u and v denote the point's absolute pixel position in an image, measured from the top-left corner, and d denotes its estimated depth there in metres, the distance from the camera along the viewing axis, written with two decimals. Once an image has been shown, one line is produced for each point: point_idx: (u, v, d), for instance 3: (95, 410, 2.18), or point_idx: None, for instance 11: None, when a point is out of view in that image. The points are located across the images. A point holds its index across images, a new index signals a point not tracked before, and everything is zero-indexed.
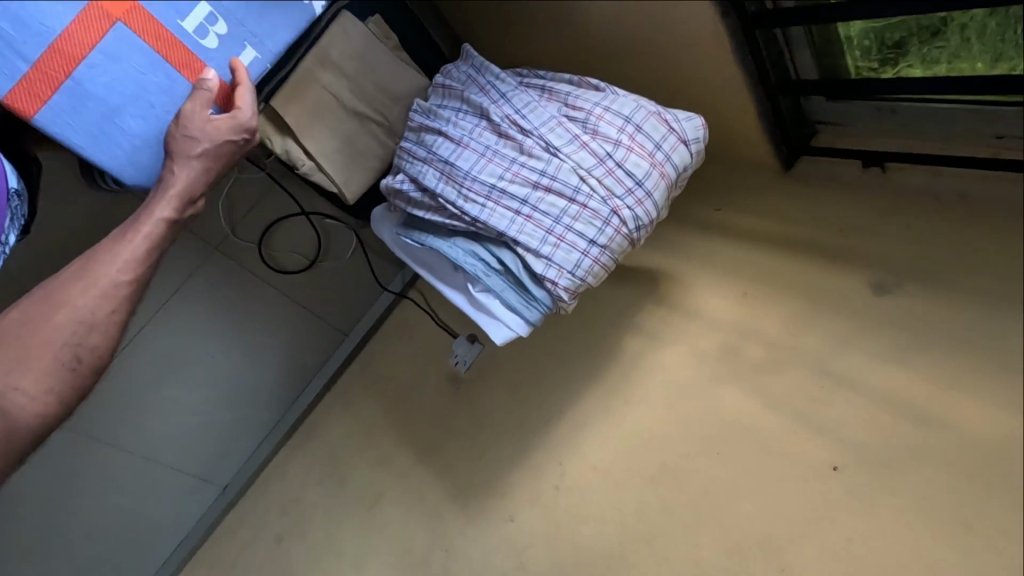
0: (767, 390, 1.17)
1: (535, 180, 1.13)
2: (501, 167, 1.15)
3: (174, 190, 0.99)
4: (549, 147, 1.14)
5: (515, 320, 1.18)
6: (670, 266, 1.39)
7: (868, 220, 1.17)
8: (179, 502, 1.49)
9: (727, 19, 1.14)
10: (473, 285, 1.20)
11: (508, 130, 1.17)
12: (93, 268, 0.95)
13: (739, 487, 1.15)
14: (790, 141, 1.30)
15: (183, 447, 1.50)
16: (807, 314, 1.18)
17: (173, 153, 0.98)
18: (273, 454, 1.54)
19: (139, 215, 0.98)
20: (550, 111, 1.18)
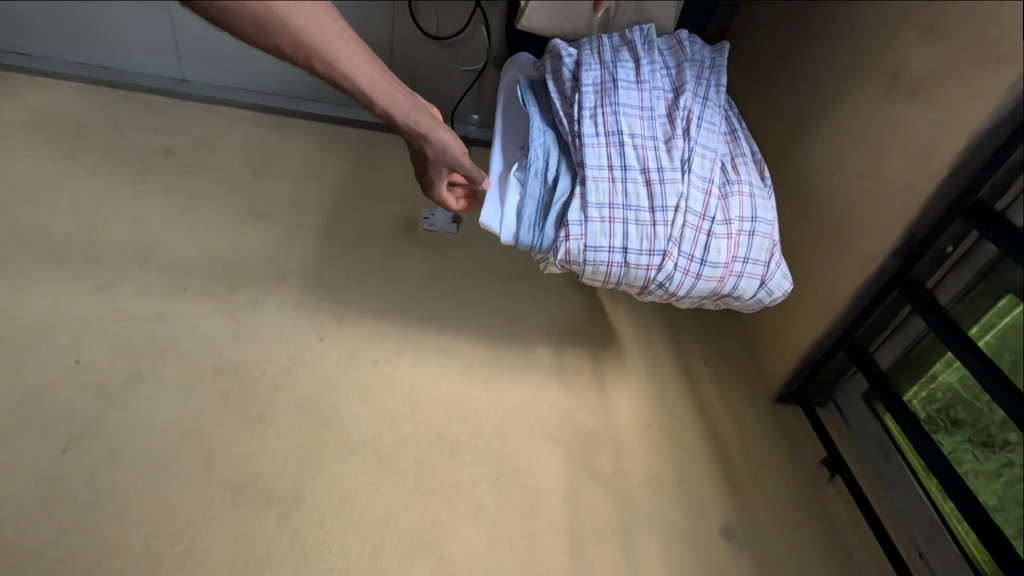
0: (578, 492, 1.06)
1: (647, 161, 0.98)
2: (641, 130, 1.01)
3: (403, 127, 0.90)
4: (685, 159, 1.00)
5: (509, 222, 0.98)
6: (632, 350, 1.29)
7: (777, 493, 1.12)
8: (146, 73, 1.59)
9: (887, 259, 1.04)
10: (518, 172, 1.01)
11: (677, 118, 1.03)
12: (324, 27, 0.76)
13: (478, 514, 1.00)
14: (806, 386, 1.22)
15: (191, 53, 1.57)
16: (665, 487, 1.10)
17: (439, 145, 0.93)
18: (232, 108, 1.59)
19: (383, 80, 0.84)
20: (718, 146, 1.04)
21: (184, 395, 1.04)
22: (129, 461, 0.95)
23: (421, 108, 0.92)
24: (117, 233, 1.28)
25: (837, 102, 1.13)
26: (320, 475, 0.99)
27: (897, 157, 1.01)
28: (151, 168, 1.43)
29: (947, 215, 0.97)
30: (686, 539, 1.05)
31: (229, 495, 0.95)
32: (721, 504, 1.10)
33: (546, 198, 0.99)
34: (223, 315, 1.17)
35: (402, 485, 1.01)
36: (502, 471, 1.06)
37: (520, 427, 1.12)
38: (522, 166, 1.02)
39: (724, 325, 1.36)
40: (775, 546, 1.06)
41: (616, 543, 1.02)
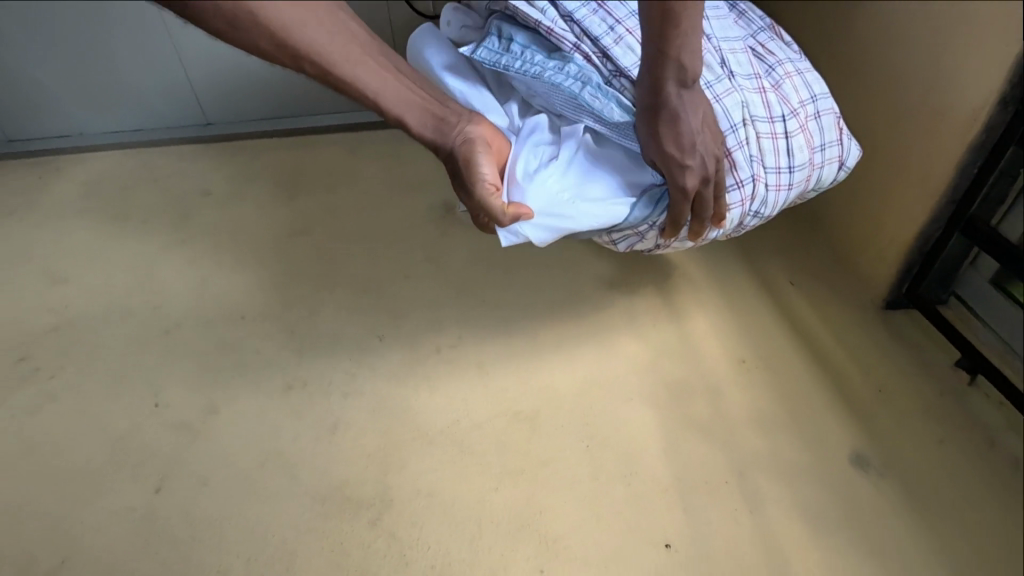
0: (679, 444, 0.97)
1: None
2: None
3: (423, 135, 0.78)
4: (721, 62, 0.86)
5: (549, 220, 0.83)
6: (710, 286, 1.16)
7: (908, 407, 0.99)
8: (174, 115, 1.50)
9: (993, 109, 0.87)
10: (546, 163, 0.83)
11: None
12: (314, 19, 0.66)
13: (574, 485, 0.94)
14: (914, 287, 1.06)
15: (213, 87, 1.47)
16: (775, 421, 0.99)
17: (465, 160, 0.78)
18: (264, 136, 1.52)
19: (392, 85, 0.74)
20: (736, 34, 0.91)
21: (260, 418, 1.03)
22: (218, 487, 0.96)
23: (451, 116, 0.79)
24: (159, 269, 1.25)
25: None
26: (403, 472, 0.96)
27: None
28: (193, 211, 1.36)
29: None
30: (813, 474, 0.93)
31: (318, 505, 0.93)
32: (842, 428, 0.98)
33: (600, 181, 0.84)
34: (284, 334, 1.14)
35: (491, 468, 0.96)
36: (591, 437, 0.98)
37: (600, 388, 1.04)
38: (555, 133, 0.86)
39: (808, 240, 1.21)
40: (921, 466, 0.93)
41: (733, 492, 0.92)
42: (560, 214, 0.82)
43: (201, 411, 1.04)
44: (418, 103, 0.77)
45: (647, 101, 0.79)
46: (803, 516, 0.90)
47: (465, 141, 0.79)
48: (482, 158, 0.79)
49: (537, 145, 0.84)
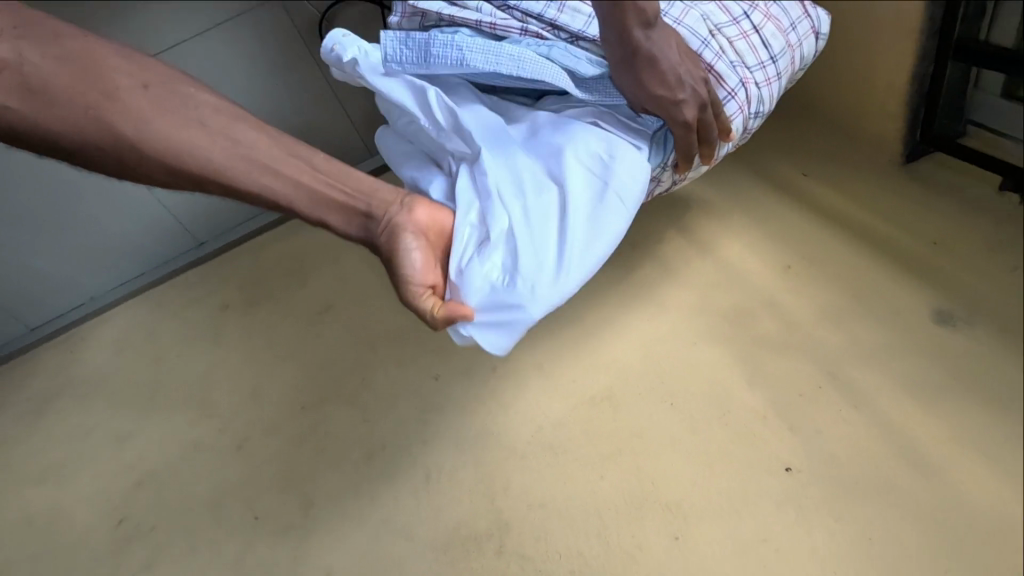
0: (762, 367, 0.95)
1: None
2: None
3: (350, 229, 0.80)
4: None
5: (496, 317, 0.77)
6: (728, 206, 1.13)
7: (969, 249, 0.97)
8: (165, 244, 1.41)
9: None
10: (474, 261, 0.77)
11: None
12: (209, 144, 0.74)
13: (677, 445, 0.92)
14: (928, 129, 1.04)
15: (190, 201, 1.40)
16: (845, 311, 0.96)
17: (391, 253, 0.78)
18: (258, 231, 1.44)
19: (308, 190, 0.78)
20: None
21: (356, 493, 1.04)
22: (344, 572, 0.97)
23: (377, 207, 0.79)
24: (199, 392, 1.24)
25: None
26: (508, 494, 0.95)
27: None
28: (215, 324, 1.33)
29: None
30: (901, 347, 0.92)
31: (443, 555, 0.94)
32: (912, 293, 0.96)
33: (539, 252, 0.76)
34: (347, 407, 1.15)
35: (592, 458, 0.95)
36: (672, 394, 0.97)
37: (663, 344, 1.02)
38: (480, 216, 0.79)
39: (804, 124, 1.18)
40: (997, 304, 0.93)
41: (831, 395, 0.90)
42: (507, 311, 0.77)
43: (300, 508, 1.05)
44: (339, 202, 0.79)
45: (616, 53, 0.75)
46: (908, 391, 0.89)
47: (390, 233, 0.78)
48: (407, 247, 0.78)
49: (463, 241, 0.78)
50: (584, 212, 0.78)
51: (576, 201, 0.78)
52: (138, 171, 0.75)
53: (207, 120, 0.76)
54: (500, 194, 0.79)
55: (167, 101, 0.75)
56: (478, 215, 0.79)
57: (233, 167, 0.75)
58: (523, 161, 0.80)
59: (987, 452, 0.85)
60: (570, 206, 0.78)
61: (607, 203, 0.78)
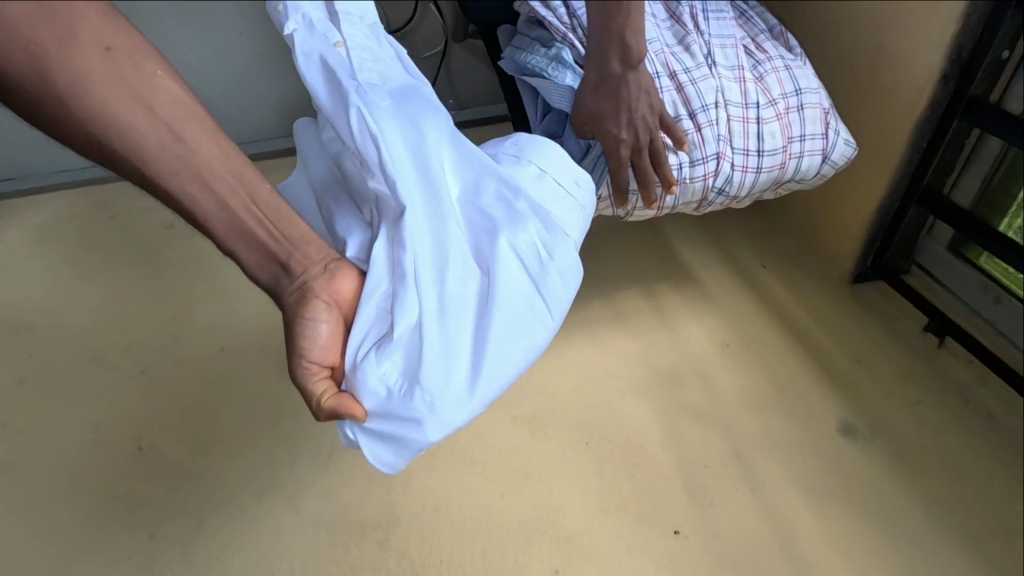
0: (678, 432, 0.99)
1: (670, 64, 0.87)
2: (653, 37, 0.90)
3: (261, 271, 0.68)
4: (707, 53, 0.89)
5: (391, 430, 0.64)
6: (687, 275, 1.18)
7: (886, 374, 1.04)
8: None
9: (935, 88, 0.93)
10: (372, 356, 0.64)
11: (681, 14, 0.93)
12: (141, 121, 0.60)
13: (581, 483, 0.94)
14: (879, 257, 1.12)
15: None
16: (765, 401, 1.02)
17: (297, 319, 0.66)
18: None
19: (228, 215, 0.65)
20: (733, 31, 0.94)
21: (251, 450, 1.01)
22: (215, 527, 0.93)
23: (301, 263, 0.67)
24: (121, 305, 1.18)
25: None
26: (406, 489, 0.95)
27: None
28: (157, 242, 1.28)
29: (996, 14, 0.86)
30: (807, 448, 0.97)
31: (324, 534, 0.91)
32: (828, 400, 1.02)
33: (449, 361, 0.64)
34: (269, 362, 1.12)
35: (498, 476, 0.96)
36: (589, 434, 0.99)
37: (594, 385, 1.05)
38: (389, 296, 0.67)
39: (774, 223, 1.26)
40: (901, 429, 0.98)
41: (732, 473, 0.95)
42: (400, 427, 0.64)
43: (189, 450, 1.01)
44: (260, 241, 0.66)
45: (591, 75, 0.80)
46: (803, 489, 0.93)
47: (302, 294, 0.66)
48: (315, 317, 0.66)
49: (365, 326, 0.66)
50: (508, 318, 0.67)
51: (502, 305, 0.66)
52: (54, 124, 0.61)
53: (157, 104, 0.61)
54: (413, 274, 0.66)
55: (120, 69, 0.60)
56: (389, 295, 0.66)
57: (158, 160, 0.61)
58: (454, 240, 0.68)
59: (865, 563, 0.86)
60: (494, 309, 0.66)
61: (532, 311, 0.69)
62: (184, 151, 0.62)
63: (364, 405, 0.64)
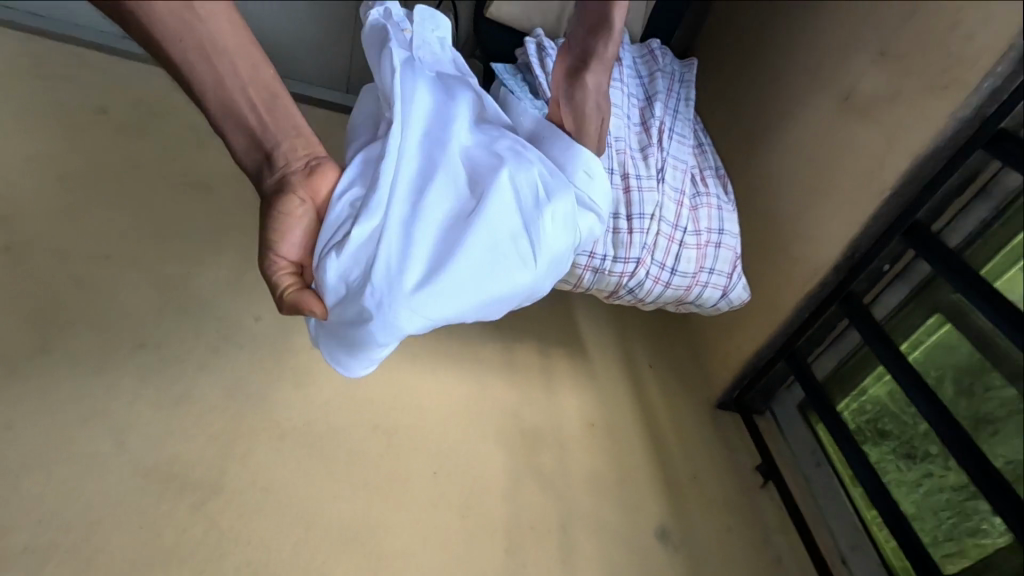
0: (519, 489, 1.04)
1: (627, 166, 0.95)
2: (619, 134, 0.98)
3: (245, 152, 0.68)
4: (660, 168, 0.99)
5: (353, 330, 0.66)
6: (581, 352, 1.27)
7: (714, 497, 1.14)
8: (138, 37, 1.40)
9: (829, 272, 1.06)
10: (333, 252, 0.65)
11: (651, 125, 1.02)
12: None
13: (414, 508, 0.96)
14: (742, 393, 1.26)
15: None
16: (605, 487, 1.09)
17: (270, 211, 0.68)
18: None
19: (225, 91, 0.64)
20: (687, 158, 1.04)
21: (95, 370, 0.95)
22: (24, 433, 0.86)
23: (286, 155, 0.68)
24: (16, 171, 1.10)
25: (793, 118, 1.15)
26: (243, 461, 0.93)
27: (844, 176, 1.03)
28: (85, 126, 1.22)
29: (887, 232, 0.99)
30: (623, 540, 1.04)
31: (139, 477, 0.87)
32: (657, 504, 1.10)
33: (405, 267, 0.64)
34: (151, 285, 1.07)
35: (338, 476, 0.96)
36: (440, 465, 1.02)
37: (462, 421, 1.09)
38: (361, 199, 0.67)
39: (672, 334, 1.37)
40: (709, 549, 1.08)
41: (552, 542, 1.01)
42: (355, 328, 0.65)
43: (29, 344, 0.94)
44: (250, 125, 0.67)
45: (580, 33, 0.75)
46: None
47: (279, 188, 0.68)
48: (290, 213, 0.68)
49: (332, 224, 0.67)
50: (481, 240, 0.67)
51: (476, 227, 0.67)
52: None
53: None
54: (391, 179, 0.67)
55: None
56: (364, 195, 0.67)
57: (164, 23, 0.58)
58: (444, 162, 0.70)
59: None
60: (468, 230, 0.67)
61: (508, 241, 0.69)
62: (193, 19, 0.59)
63: (324, 303, 0.67)
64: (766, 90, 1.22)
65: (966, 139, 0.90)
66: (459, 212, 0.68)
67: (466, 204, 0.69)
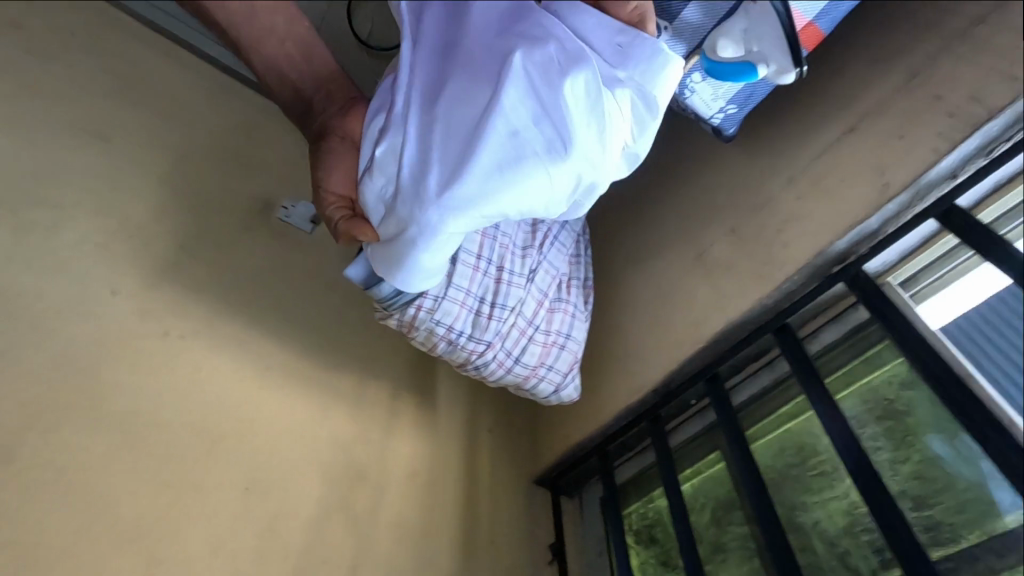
0: (325, 521, 1.10)
1: (504, 260, 1.07)
2: (507, 229, 1.09)
3: (303, 114, 0.89)
4: (533, 269, 1.12)
5: (394, 252, 0.88)
6: (429, 404, 1.36)
7: (504, 565, 1.25)
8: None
9: (648, 393, 1.24)
10: (373, 182, 0.85)
11: (540, 228, 1.14)
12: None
13: (213, 518, 0.99)
14: (559, 478, 1.41)
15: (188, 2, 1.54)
16: (408, 535, 1.17)
17: (323, 159, 0.88)
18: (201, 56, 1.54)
19: (285, 67, 0.83)
20: (560, 265, 1.18)
21: None
22: None
23: (330, 111, 0.88)
24: None
25: (658, 256, 1.35)
26: (48, 434, 0.92)
27: (679, 318, 1.23)
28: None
29: (695, 375, 1.20)
30: None
31: None
32: (451, 561, 1.19)
33: (432, 183, 0.81)
34: (9, 231, 1.05)
35: (145, 471, 0.97)
36: (254, 482, 1.06)
37: (290, 444, 1.13)
38: (386, 133, 0.84)
39: (517, 407, 1.50)
40: None
41: None
42: (402, 245, 0.86)
43: None
44: (303, 93, 0.86)
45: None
46: None
47: (327, 138, 0.88)
48: (336, 159, 0.88)
49: (366, 161, 0.86)
50: (497, 136, 0.79)
51: (490, 121, 0.78)
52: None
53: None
54: (408, 111, 0.83)
55: None
56: (392, 127, 0.84)
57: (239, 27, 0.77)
58: (454, 77, 0.81)
59: None
60: (484, 135, 0.79)
61: (524, 130, 0.80)
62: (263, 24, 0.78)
63: (373, 228, 0.88)
64: (647, 224, 1.42)
65: (763, 323, 1.13)
66: (472, 116, 0.80)
67: (481, 103, 0.80)
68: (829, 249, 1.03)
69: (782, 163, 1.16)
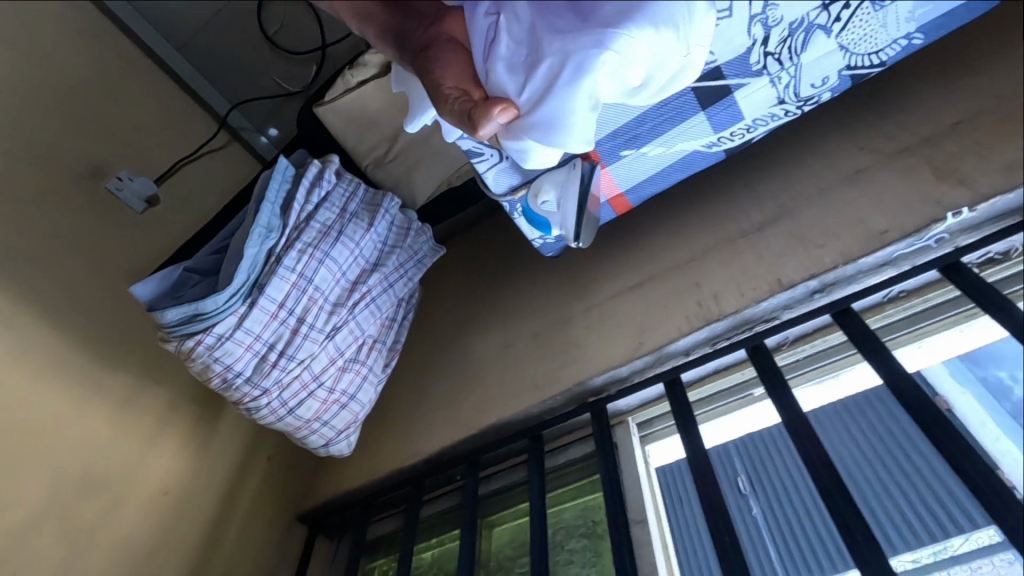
0: (40, 524, 1.06)
1: (306, 315, 1.12)
2: (321, 286, 1.14)
3: (395, 40, 0.82)
4: (336, 328, 1.17)
5: (552, 112, 0.76)
6: (208, 424, 1.36)
7: None
8: None
9: (420, 461, 1.34)
10: (508, 49, 0.75)
11: (356, 290, 1.20)
12: None
13: None
14: (316, 518, 1.42)
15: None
16: (133, 551, 1.15)
17: (426, 59, 0.79)
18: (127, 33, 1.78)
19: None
20: (369, 328, 1.24)
21: None
22: None
23: (419, 17, 0.81)
24: None
25: (471, 339, 1.47)
26: None
27: (465, 401, 1.35)
28: None
29: (462, 457, 1.32)
30: None
31: None
32: None
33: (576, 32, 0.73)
34: None
35: None
36: None
37: (27, 439, 1.10)
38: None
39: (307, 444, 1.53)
40: None
41: None
42: (550, 111, 0.76)
43: None
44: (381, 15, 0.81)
45: None
46: None
47: (429, 41, 0.79)
48: (442, 55, 0.78)
49: (477, 34, 0.76)
50: None
51: None
52: None
53: None
54: None
55: None
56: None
57: None
58: None
59: None
60: None
61: None
62: None
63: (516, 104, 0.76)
64: (473, 305, 1.54)
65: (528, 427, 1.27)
66: None
67: None
68: (588, 382, 1.20)
69: (586, 292, 1.34)
